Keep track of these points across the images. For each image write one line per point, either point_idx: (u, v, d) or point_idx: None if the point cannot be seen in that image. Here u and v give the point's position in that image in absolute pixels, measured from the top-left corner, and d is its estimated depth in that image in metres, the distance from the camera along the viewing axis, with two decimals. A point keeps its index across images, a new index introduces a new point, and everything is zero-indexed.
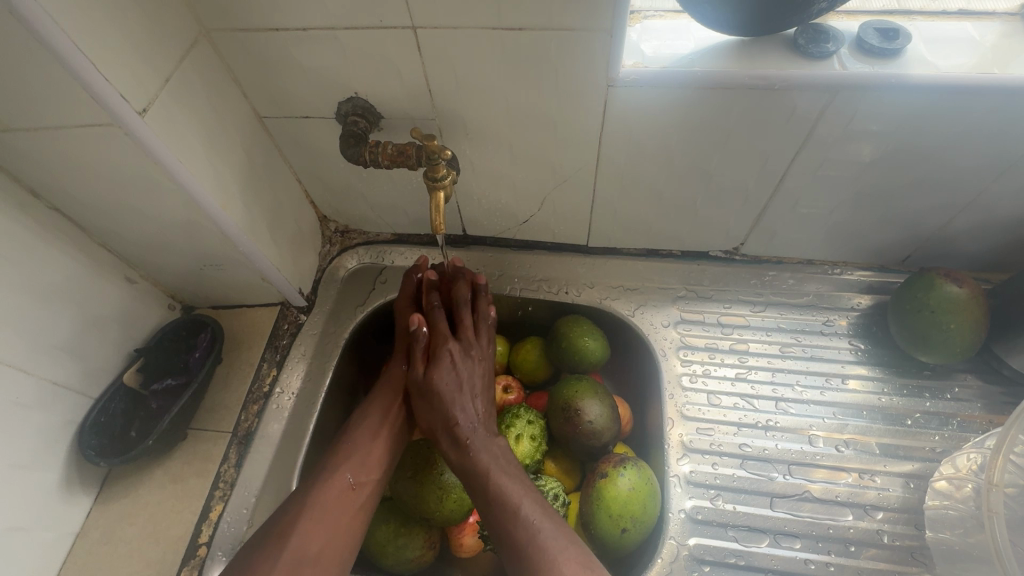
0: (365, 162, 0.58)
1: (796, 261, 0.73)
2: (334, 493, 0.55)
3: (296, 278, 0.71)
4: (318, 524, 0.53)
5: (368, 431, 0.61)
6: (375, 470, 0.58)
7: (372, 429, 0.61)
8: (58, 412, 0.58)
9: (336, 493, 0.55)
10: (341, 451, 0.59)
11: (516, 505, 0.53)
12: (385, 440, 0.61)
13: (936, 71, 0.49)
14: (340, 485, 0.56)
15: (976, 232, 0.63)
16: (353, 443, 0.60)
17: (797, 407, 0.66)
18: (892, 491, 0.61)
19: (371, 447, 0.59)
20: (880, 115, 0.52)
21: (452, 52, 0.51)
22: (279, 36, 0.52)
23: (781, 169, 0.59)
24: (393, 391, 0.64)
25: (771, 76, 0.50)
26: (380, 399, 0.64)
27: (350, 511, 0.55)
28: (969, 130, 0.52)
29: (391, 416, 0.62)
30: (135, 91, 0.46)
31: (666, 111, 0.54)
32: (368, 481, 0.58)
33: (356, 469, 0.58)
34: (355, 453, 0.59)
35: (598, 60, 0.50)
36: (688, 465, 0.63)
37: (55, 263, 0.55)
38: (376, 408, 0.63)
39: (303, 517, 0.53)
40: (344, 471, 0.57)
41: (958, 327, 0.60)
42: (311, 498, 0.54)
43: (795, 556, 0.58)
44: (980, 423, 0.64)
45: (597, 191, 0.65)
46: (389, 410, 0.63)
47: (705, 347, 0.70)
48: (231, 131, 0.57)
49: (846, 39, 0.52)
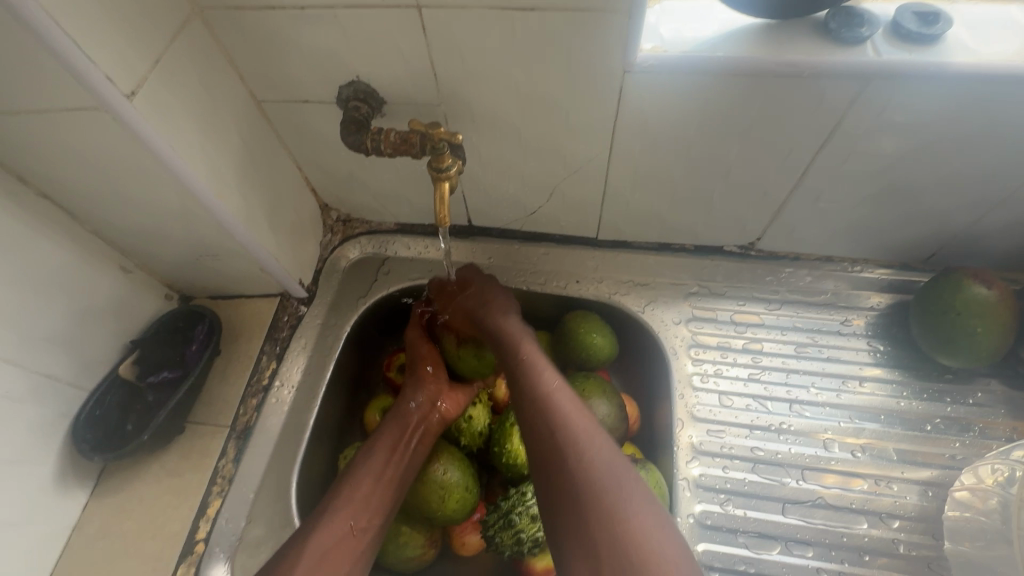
0: (367, 150, 0.55)
1: (815, 259, 0.70)
2: (332, 539, 0.50)
3: (296, 268, 0.68)
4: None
5: (373, 471, 0.55)
6: (377, 513, 0.53)
7: (376, 470, 0.55)
8: (50, 405, 0.56)
9: (334, 541, 0.50)
10: (342, 493, 0.54)
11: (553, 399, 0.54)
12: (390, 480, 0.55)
13: (979, 59, 0.46)
14: (338, 531, 0.51)
15: (1007, 231, 0.60)
16: (355, 486, 0.54)
17: (812, 411, 0.63)
18: (908, 499, 0.59)
19: (374, 488, 0.54)
20: (913, 106, 0.49)
21: (459, 34, 0.48)
22: (275, 15, 0.49)
23: (805, 162, 0.56)
24: (404, 426, 0.58)
25: (799, 62, 0.47)
26: (386, 435, 0.58)
27: (350, 559, 0.50)
28: (1010, 123, 0.49)
29: (398, 452, 0.56)
30: (122, 73, 0.43)
31: (685, 99, 0.51)
32: (369, 528, 0.53)
33: (357, 514, 0.52)
34: (358, 493, 0.54)
35: (615, 43, 0.47)
36: (698, 468, 0.61)
37: (44, 253, 0.53)
38: (383, 444, 0.57)
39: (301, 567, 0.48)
40: (344, 516, 0.52)
41: (984, 331, 0.58)
42: (308, 548, 0.49)
43: (806, 565, 0.56)
44: (1002, 430, 0.61)
45: (609, 182, 0.62)
46: (396, 446, 0.57)
47: (717, 346, 0.67)
48: (226, 116, 0.55)
49: (881, 22, 0.49)
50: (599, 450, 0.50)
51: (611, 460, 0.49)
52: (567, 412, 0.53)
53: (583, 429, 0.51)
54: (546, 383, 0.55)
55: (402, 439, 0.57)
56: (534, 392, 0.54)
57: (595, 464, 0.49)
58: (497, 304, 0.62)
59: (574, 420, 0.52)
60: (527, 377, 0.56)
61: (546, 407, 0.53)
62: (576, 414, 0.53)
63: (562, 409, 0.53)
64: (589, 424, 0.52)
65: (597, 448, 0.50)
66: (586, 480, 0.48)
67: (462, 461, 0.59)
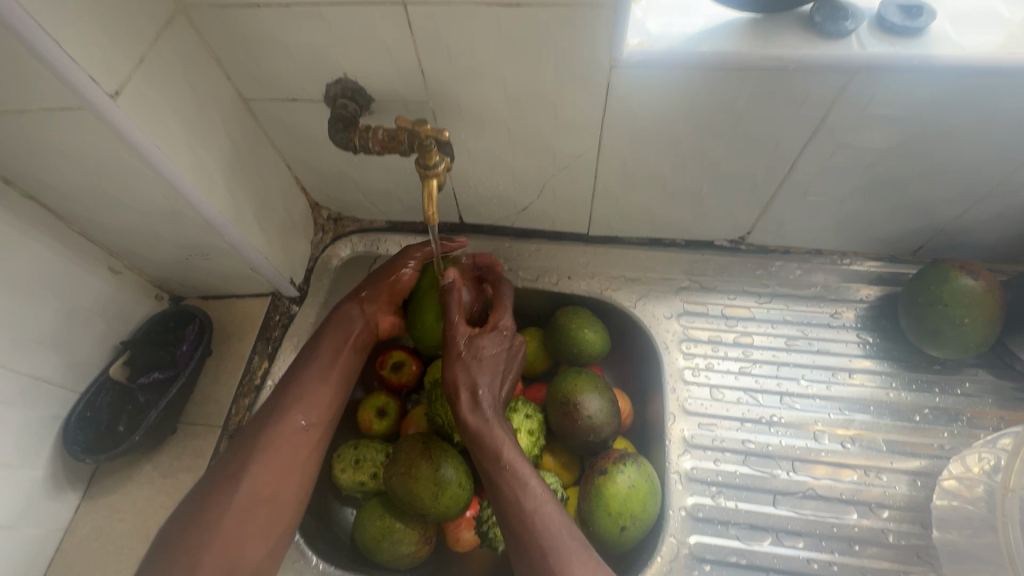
0: (354, 148, 0.55)
1: (805, 252, 0.70)
2: (266, 476, 0.52)
3: (286, 267, 0.68)
4: (267, 471, 0.52)
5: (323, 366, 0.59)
6: (326, 411, 0.57)
7: (321, 368, 0.59)
8: (40, 408, 0.56)
9: (288, 434, 0.54)
10: (290, 391, 0.57)
11: (523, 486, 0.51)
12: (325, 410, 0.57)
13: (962, 51, 0.46)
14: (291, 427, 0.55)
15: (992, 222, 0.61)
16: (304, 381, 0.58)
17: (802, 403, 0.64)
18: (898, 489, 0.59)
19: (319, 386, 0.58)
20: (898, 100, 0.49)
21: (445, 30, 0.48)
22: (260, 13, 0.49)
23: (793, 154, 0.56)
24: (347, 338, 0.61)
25: (785, 55, 0.47)
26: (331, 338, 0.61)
27: (302, 452, 0.55)
28: (994, 114, 0.49)
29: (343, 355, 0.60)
30: (105, 73, 0.43)
31: (673, 93, 0.51)
32: (320, 424, 0.56)
33: (308, 409, 0.56)
34: (305, 390, 0.57)
35: (601, 38, 0.47)
36: (690, 461, 0.61)
37: (31, 255, 0.53)
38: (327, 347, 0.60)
39: (240, 496, 0.51)
40: (296, 413, 0.56)
41: (971, 322, 0.58)
42: (262, 443, 0.53)
43: (798, 555, 0.57)
44: (990, 419, 0.62)
45: (598, 177, 0.62)
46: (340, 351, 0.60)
47: (708, 339, 0.68)
48: (212, 115, 0.54)
49: (866, 15, 0.49)
50: (564, 542, 0.48)
51: (576, 550, 0.48)
52: (536, 495, 0.51)
53: (548, 515, 0.50)
54: (515, 466, 0.52)
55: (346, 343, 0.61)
56: (500, 469, 0.52)
57: (562, 555, 0.48)
58: (482, 360, 0.57)
59: (542, 506, 0.50)
60: (495, 454, 0.53)
61: (509, 490, 0.51)
62: (543, 499, 0.51)
63: (529, 494, 0.51)
64: (550, 500, 0.51)
65: (565, 536, 0.49)
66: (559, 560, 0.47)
67: (456, 458, 0.59)
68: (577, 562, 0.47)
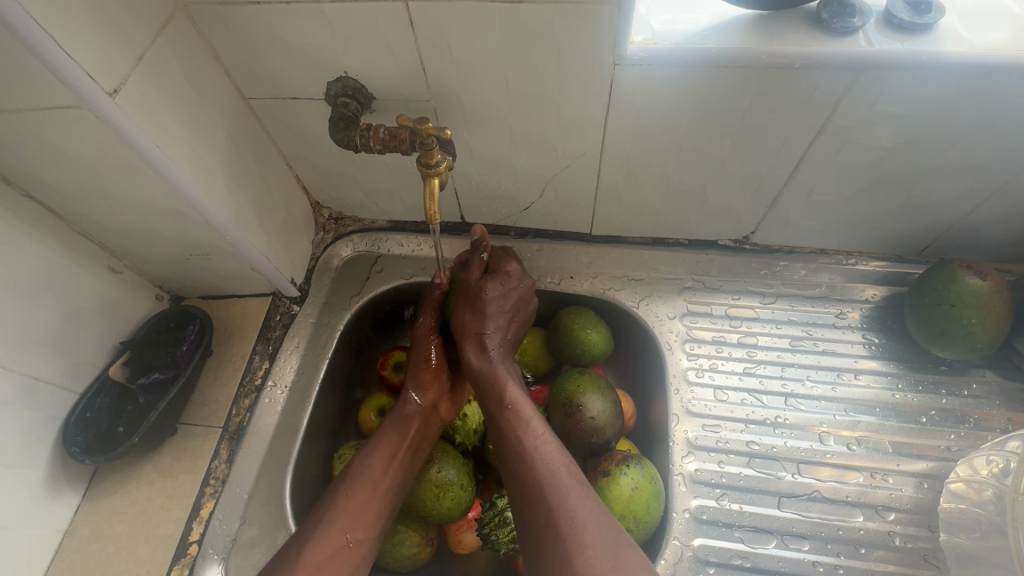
0: (355, 147, 0.54)
1: (809, 252, 0.69)
2: None
3: (287, 267, 0.68)
4: None
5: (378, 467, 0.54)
6: (375, 522, 0.52)
7: (375, 476, 0.54)
8: (40, 408, 0.56)
9: (331, 552, 0.49)
10: (341, 501, 0.52)
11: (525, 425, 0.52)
12: (369, 523, 0.52)
13: (971, 48, 0.45)
14: (336, 542, 0.50)
15: (999, 222, 0.60)
16: (354, 492, 0.53)
17: (807, 404, 0.63)
18: (904, 491, 0.59)
19: (373, 494, 0.53)
20: (906, 98, 0.48)
21: (448, 28, 0.48)
22: (260, 10, 0.48)
23: (799, 153, 0.56)
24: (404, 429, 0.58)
25: (791, 53, 0.46)
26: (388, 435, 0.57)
27: (347, 570, 0.49)
28: (1004, 112, 0.48)
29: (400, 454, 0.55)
30: (104, 70, 0.42)
31: (677, 91, 0.50)
32: (366, 538, 0.51)
33: (354, 525, 0.51)
34: (357, 499, 0.52)
35: (605, 35, 0.47)
36: (694, 463, 0.61)
37: (30, 254, 0.53)
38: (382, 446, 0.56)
39: None
40: (340, 527, 0.51)
41: (979, 323, 0.57)
42: (306, 552, 0.48)
43: (803, 558, 0.56)
44: (997, 421, 0.61)
45: (601, 176, 0.62)
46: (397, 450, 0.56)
47: (712, 340, 0.67)
48: (213, 113, 0.54)
49: (873, 12, 0.48)
50: (563, 477, 0.48)
51: (573, 487, 0.48)
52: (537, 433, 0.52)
53: (548, 453, 0.50)
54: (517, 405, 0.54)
55: (403, 439, 0.57)
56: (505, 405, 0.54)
57: (557, 488, 0.47)
58: (492, 304, 0.59)
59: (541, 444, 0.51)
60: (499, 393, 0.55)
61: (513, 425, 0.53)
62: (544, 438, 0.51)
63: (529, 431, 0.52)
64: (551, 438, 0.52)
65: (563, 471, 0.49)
66: (551, 493, 0.47)
67: (458, 460, 0.59)
68: (571, 494, 0.47)
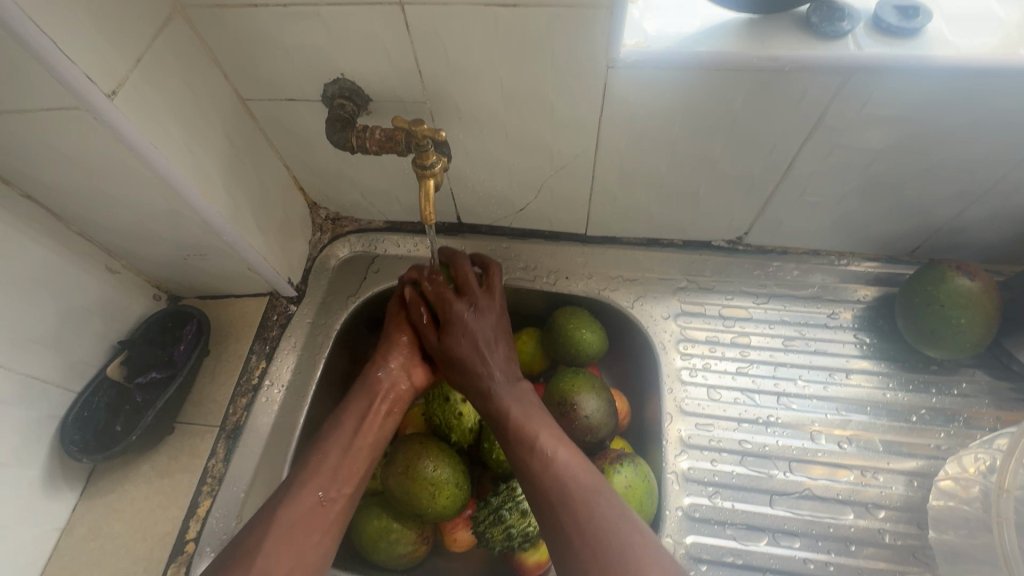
0: (352, 148, 0.55)
1: (802, 253, 0.70)
2: (287, 550, 0.50)
3: (284, 267, 0.68)
4: (285, 543, 0.50)
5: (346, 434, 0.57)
6: (347, 483, 0.55)
7: (342, 440, 0.57)
8: (37, 407, 0.56)
9: (305, 510, 0.52)
10: (312, 462, 0.55)
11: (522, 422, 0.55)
12: (341, 485, 0.55)
13: (958, 52, 0.46)
14: (308, 501, 0.53)
15: (988, 224, 0.61)
16: (325, 452, 0.56)
17: (799, 403, 0.64)
18: (894, 489, 0.59)
19: (343, 458, 0.56)
20: (895, 101, 0.49)
21: (443, 30, 0.48)
22: (257, 12, 0.49)
23: (791, 154, 0.56)
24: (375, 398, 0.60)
25: (781, 57, 0.47)
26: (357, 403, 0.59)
27: (319, 525, 0.52)
28: (991, 116, 0.49)
29: (368, 421, 0.59)
30: (103, 72, 0.43)
31: (670, 94, 0.51)
32: (340, 496, 0.54)
33: (325, 483, 0.54)
34: (329, 459, 0.55)
35: (599, 38, 0.47)
36: (687, 462, 0.61)
37: (29, 254, 0.53)
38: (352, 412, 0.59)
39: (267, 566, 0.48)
40: (311, 487, 0.53)
41: (968, 323, 0.58)
42: (279, 518, 0.51)
43: (795, 556, 0.57)
44: (986, 420, 0.62)
45: (596, 177, 0.62)
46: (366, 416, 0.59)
47: (705, 340, 0.68)
48: (210, 115, 0.54)
49: (862, 16, 0.49)
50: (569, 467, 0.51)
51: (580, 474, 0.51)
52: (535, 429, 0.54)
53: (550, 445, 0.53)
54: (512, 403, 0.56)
55: (375, 409, 0.59)
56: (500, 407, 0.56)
57: (566, 480, 0.51)
58: (469, 319, 0.59)
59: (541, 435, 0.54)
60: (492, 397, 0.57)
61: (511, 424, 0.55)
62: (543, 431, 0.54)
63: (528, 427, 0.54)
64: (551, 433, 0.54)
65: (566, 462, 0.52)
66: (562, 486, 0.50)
67: (453, 458, 0.59)
68: (579, 483, 0.50)
